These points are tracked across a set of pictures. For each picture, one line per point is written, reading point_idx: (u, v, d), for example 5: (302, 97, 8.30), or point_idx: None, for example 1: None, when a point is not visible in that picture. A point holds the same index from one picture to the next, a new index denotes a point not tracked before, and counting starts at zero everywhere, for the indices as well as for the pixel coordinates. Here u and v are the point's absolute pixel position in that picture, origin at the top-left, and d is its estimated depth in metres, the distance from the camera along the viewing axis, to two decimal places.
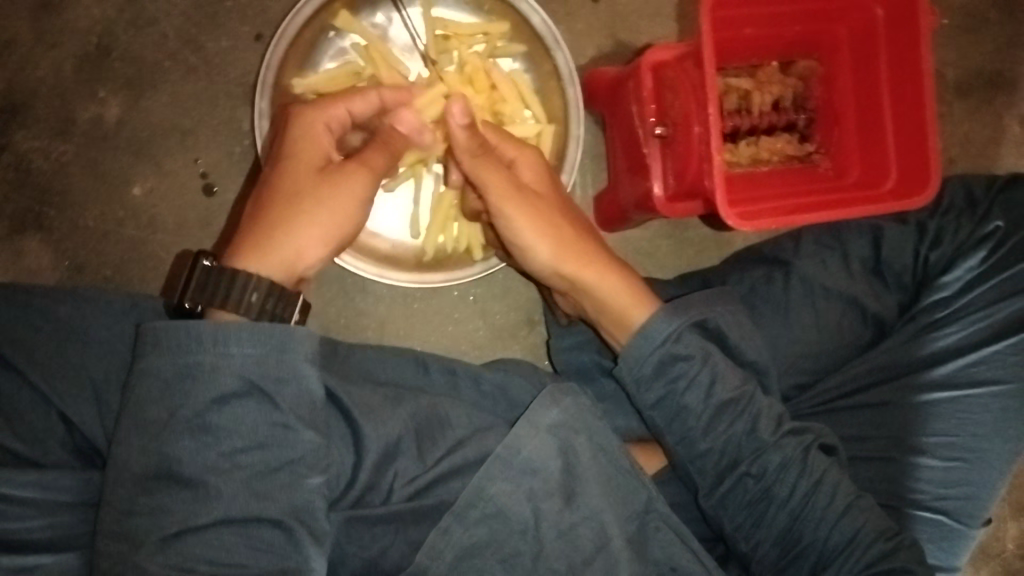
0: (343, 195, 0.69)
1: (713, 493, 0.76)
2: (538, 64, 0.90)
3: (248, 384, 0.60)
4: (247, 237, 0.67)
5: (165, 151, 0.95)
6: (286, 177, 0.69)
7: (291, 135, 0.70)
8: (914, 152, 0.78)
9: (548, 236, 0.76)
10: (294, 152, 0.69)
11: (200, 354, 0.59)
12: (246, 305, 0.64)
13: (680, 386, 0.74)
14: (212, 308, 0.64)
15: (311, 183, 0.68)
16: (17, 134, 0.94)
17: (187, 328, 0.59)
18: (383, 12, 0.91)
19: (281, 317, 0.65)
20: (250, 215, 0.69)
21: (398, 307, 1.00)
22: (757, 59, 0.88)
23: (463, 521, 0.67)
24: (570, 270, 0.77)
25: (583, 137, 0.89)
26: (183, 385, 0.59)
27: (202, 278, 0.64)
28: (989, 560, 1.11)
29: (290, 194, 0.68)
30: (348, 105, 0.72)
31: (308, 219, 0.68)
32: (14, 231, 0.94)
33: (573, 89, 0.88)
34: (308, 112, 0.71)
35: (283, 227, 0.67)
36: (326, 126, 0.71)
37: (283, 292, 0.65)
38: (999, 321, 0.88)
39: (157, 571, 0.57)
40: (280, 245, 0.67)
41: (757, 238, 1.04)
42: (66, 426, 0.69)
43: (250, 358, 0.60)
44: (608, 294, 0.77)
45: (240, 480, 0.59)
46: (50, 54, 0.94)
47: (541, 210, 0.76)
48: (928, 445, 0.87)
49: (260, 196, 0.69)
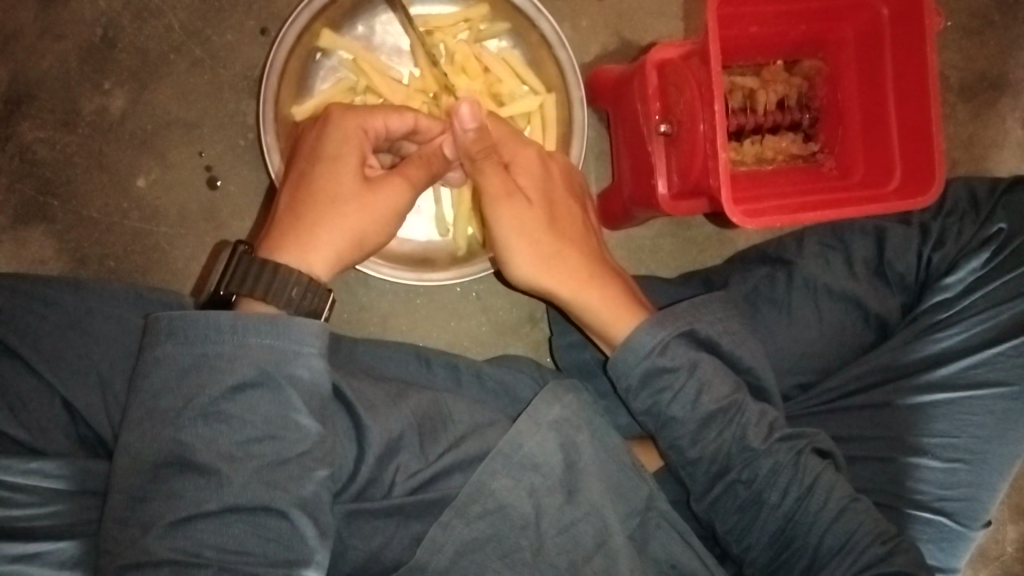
0: (385, 204, 0.71)
1: (704, 498, 0.78)
2: (525, 36, 0.90)
3: (262, 374, 0.60)
4: (282, 234, 0.68)
5: (170, 144, 0.95)
6: (329, 180, 0.69)
7: (332, 139, 0.70)
8: (919, 151, 0.78)
9: (525, 248, 0.76)
10: (340, 157, 0.70)
11: (219, 343, 0.60)
12: (285, 299, 0.65)
13: (665, 398, 0.75)
14: (247, 297, 0.65)
15: (353, 191, 0.70)
16: (22, 125, 0.94)
17: (206, 317, 0.60)
18: (364, 22, 0.91)
19: (314, 311, 0.66)
20: (286, 213, 0.69)
21: (401, 302, 1.00)
22: (762, 59, 0.89)
23: (465, 516, 0.67)
24: (551, 286, 0.77)
25: (585, 99, 0.87)
26: (198, 375, 0.60)
27: (240, 267, 0.65)
28: (987, 561, 1.11)
29: (334, 197, 0.69)
30: (387, 121, 0.73)
31: (347, 224, 0.69)
32: (18, 221, 0.94)
33: (563, 53, 0.86)
34: (349, 121, 0.71)
35: (327, 229, 0.68)
36: (364, 137, 0.72)
37: (318, 287, 0.66)
38: (1002, 322, 0.88)
39: (164, 555, 0.56)
40: (320, 246, 0.68)
41: (759, 239, 1.04)
42: (70, 415, 0.69)
43: (265, 349, 0.61)
44: (589, 310, 0.77)
45: (251, 469, 0.59)
46: (55, 45, 0.94)
47: (526, 224, 0.76)
48: (928, 446, 0.88)
49: (296, 195, 0.69)
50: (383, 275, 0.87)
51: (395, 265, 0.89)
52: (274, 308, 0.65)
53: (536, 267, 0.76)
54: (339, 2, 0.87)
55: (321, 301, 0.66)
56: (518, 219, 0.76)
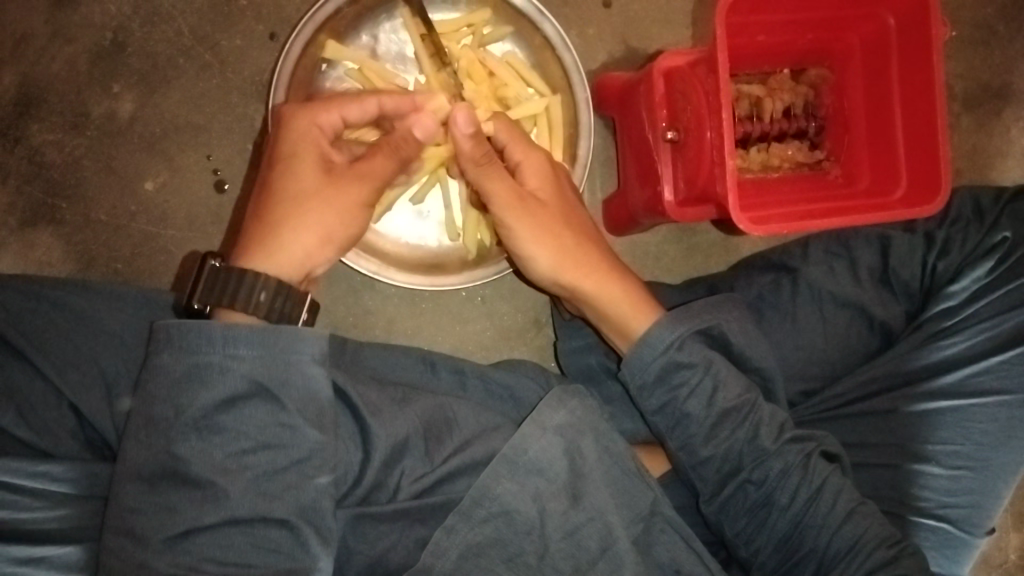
0: (347, 200, 0.70)
1: (714, 499, 0.78)
2: (528, 39, 0.91)
3: (254, 385, 0.61)
4: (252, 237, 0.69)
5: (177, 147, 0.96)
6: (290, 179, 0.70)
7: (288, 139, 0.71)
8: (924, 160, 0.79)
9: (546, 241, 0.77)
10: (296, 156, 0.70)
11: (210, 354, 0.60)
12: (255, 304, 0.65)
13: (683, 394, 0.75)
14: (221, 308, 0.66)
15: (314, 188, 0.70)
16: (31, 127, 0.95)
17: (198, 328, 0.60)
18: (368, 32, 0.92)
19: (288, 317, 0.67)
20: (254, 216, 0.70)
21: (406, 306, 1.00)
22: (770, 67, 0.89)
23: (469, 520, 0.68)
24: (571, 279, 0.78)
25: (591, 98, 0.88)
26: (190, 385, 0.60)
27: (211, 278, 0.65)
28: (990, 569, 1.12)
29: (294, 195, 0.69)
30: (344, 113, 0.72)
31: (311, 220, 0.69)
32: (26, 223, 0.95)
33: (568, 55, 0.88)
34: (303, 120, 0.71)
35: (292, 229, 0.69)
36: (320, 135, 0.71)
37: (291, 291, 0.66)
38: (1006, 331, 0.88)
39: (166, 570, 0.57)
40: (287, 247, 0.69)
41: (764, 246, 1.05)
42: (76, 416, 0.69)
43: (254, 358, 0.61)
44: (609, 303, 0.78)
45: (246, 480, 0.59)
46: (65, 49, 0.95)
47: (550, 225, 0.77)
48: (933, 453, 0.88)
49: (261, 198, 0.70)
50: (395, 281, 0.89)
51: (408, 272, 0.90)
52: (252, 316, 0.65)
53: (556, 256, 0.77)
54: (343, 12, 0.88)
55: (294, 307, 0.67)
56: (536, 219, 0.76)
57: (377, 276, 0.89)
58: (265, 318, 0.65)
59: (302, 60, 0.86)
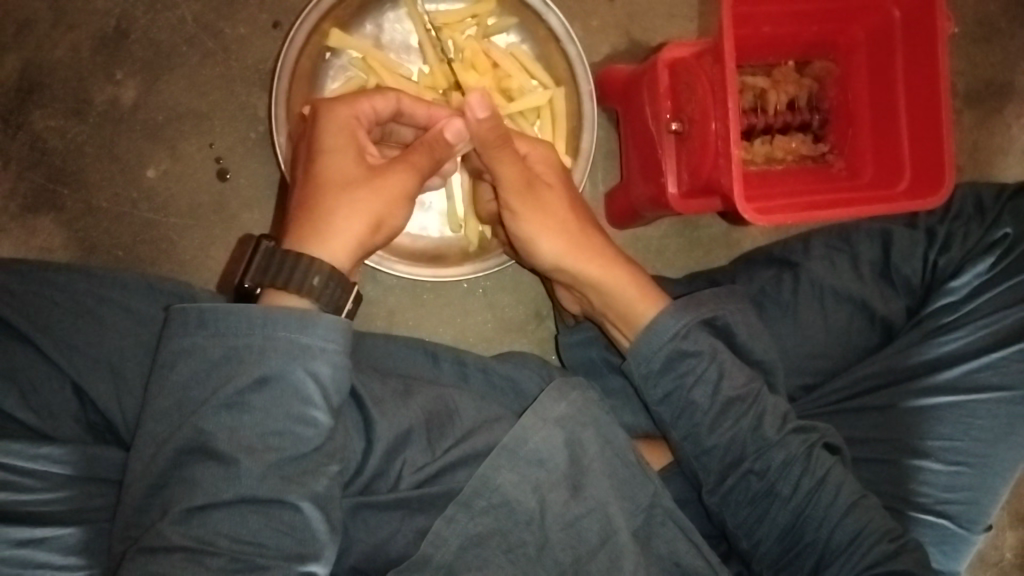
0: (394, 188, 0.70)
1: (717, 489, 0.77)
2: (533, 31, 0.91)
3: (290, 368, 0.60)
4: (303, 227, 0.67)
5: (180, 135, 0.96)
6: (334, 169, 0.69)
7: (325, 129, 0.71)
8: (929, 153, 0.78)
9: (550, 229, 0.78)
10: (336, 147, 0.70)
11: (249, 336, 0.60)
12: (307, 288, 0.65)
13: (688, 382, 0.75)
14: (273, 288, 0.65)
15: (361, 177, 0.69)
16: (33, 113, 0.94)
17: (238, 312, 0.60)
18: (372, 21, 0.92)
19: (337, 304, 0.66)
20: (300, 206, 0.69)
21: (408, 297, 1.00)
22: (774, 58, 0.90)
23: (468, 510, 0.67)
24: (577, 265, 0.79)
25: (595, 90, 0.89)
26: (227, 366, 0.60)
27: (265, 260, 0.65)
28: (987, 567, 1.12)
29: (341, 183, 0.68)
30: (373, 104, 0.73)
31: (363, 206, 0.68)
32: (27, 209, 0.95)
33: (572, 47, 0.88)
34: (342, 111, 0.71)
35: (344, 216, 0.68)
36: (357, 124, 0.72)
37: (342, 279, 0.66)
38: (1006, 327, 0.88)
39: (179, 542, 0.56)
40: (342, 234, 0.67)
41: (766, 240, 1.05)
42: (79, 401, 0.69)
43: (294, 344, 0.61)
44: (614, 288, 0.79)
45: (270, 461, 0.59)
46: (68, 35, 0.95)
47: (549, 204, 0.78)
48: (932, 448, 0.88)
49: (305, 191, 0.69)
50: (398, 271, 0.89)
51: (411, 263, 0.91)
52: (306, 299, 0.65)
53: (564, 243, 0.78)
54: (346, 1, 0.88)
55: (341, 298, 0.66)
56: (545, 204, 0.78)
57: (379, 267, 0.89)
58: (318, 302, 0.65)
59: (306, 46, 0.86)
